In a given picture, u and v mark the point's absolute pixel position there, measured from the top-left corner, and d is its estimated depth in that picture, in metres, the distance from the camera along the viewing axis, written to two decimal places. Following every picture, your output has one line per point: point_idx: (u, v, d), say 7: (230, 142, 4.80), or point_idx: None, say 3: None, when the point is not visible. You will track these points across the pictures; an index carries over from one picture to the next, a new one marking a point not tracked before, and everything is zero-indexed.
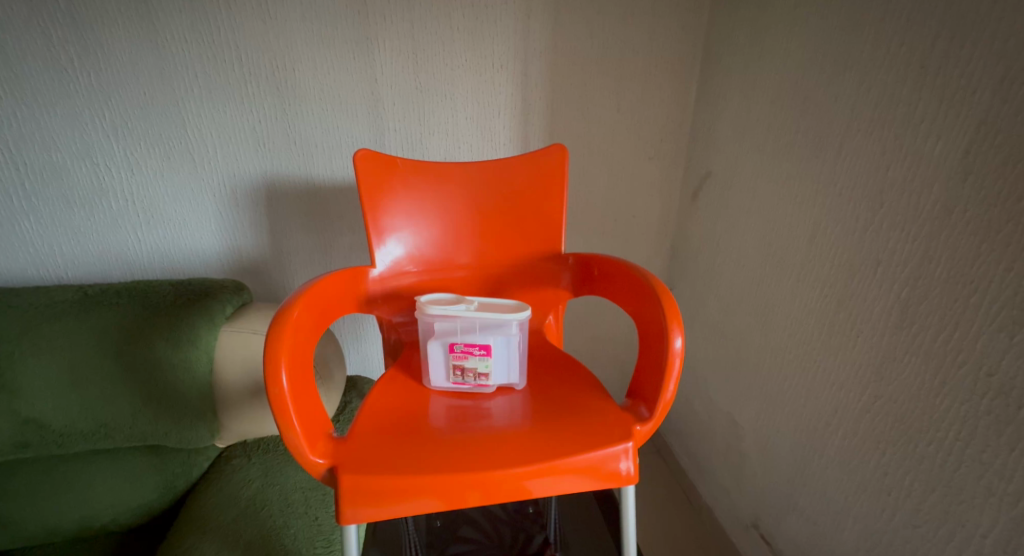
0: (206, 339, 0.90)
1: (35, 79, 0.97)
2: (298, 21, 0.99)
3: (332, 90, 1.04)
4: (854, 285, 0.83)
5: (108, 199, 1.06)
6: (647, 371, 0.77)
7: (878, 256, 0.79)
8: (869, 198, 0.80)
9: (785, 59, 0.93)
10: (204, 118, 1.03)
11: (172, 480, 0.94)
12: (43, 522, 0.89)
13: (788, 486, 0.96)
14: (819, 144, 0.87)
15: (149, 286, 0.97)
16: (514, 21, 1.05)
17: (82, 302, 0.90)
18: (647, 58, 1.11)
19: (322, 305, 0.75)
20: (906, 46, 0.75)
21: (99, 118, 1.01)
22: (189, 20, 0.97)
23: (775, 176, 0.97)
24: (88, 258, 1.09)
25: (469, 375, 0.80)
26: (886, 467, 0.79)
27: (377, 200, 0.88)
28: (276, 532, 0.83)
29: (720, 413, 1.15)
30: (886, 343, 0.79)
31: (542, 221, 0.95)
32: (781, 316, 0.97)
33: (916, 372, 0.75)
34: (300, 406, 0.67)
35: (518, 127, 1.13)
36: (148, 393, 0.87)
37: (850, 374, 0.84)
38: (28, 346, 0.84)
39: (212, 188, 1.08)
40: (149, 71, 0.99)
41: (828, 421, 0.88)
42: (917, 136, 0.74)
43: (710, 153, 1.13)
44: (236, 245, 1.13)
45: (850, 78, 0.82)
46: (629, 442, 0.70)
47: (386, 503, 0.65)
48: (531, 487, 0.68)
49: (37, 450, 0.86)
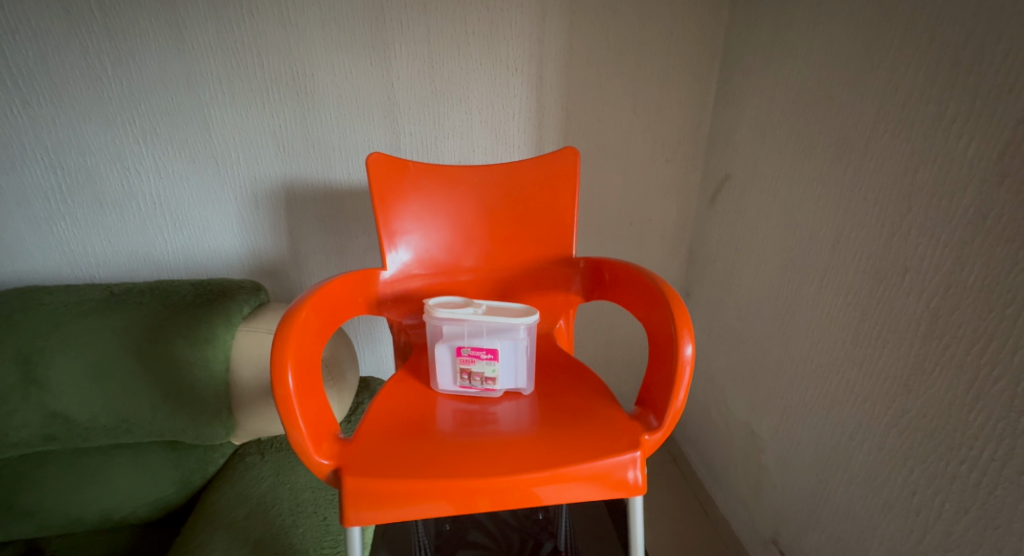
0: (223, 338, 0.92)
1: (72, 86, 1.02)
2: (317, 27, 1.01)
3: (350, 94, 1.05)
4: (880, 294, 0.79)
5: (138, 202, 1.10)
6: (656, 379, 0.75)
7: (905, 262, 0.76)
8: (897, 202, 0.76)
9: (807, 58, 0.90)
10: (227, 123, 1.06)
11: (189, 475, 0.96)
12: (67, 512, 0.92)
13: (809, 501, 0.92)
14: (843, 145, 0.84)
15: (171, 286, 1.00)
16: (529, 24, 1.04)
17: (106, 301, 0.94)
18: (665, 58, 1.09)
19: (331, 307, 0.76)
20: (937, 42, 0.71)
21: (130, 124, 1.05)
22: (215, 28, 1.00)
23: (796, 180, 0.93)
24: (118, 259, 1.14)
25: (476, 380, 0.80)
26: (914, 486, 0.75)
27: (388, 202, 0.89)
28: (285, 531, 0.84)
29: (738, 423, 1.11)
30: (915, 355, 0.75)
31: (553, 224, 0.94)
32: (803, 324, 0.93)
33: (946, 385, 0.72)
34: (306, 407, 0.68)
35: (533, 130, 1.12)
36: (168, 390, 0.90)
37: (876, 386, 0.80)
38: (57, 342, 0.88)
39: (235, 191, 1.11)
40: (176, 78, 1.02)
41: (852, 435, 0.84)
42: (948, 137, 0.70)
43: (729, 155, 1.10)
44: (255, 246, 1.15)
45: (877, 76, 0.79)
46: (637, 451, 0.69)
47: (390, 506, 0.65)
48: (536, 495, 0.67)
49: (63, 442, 0.89)
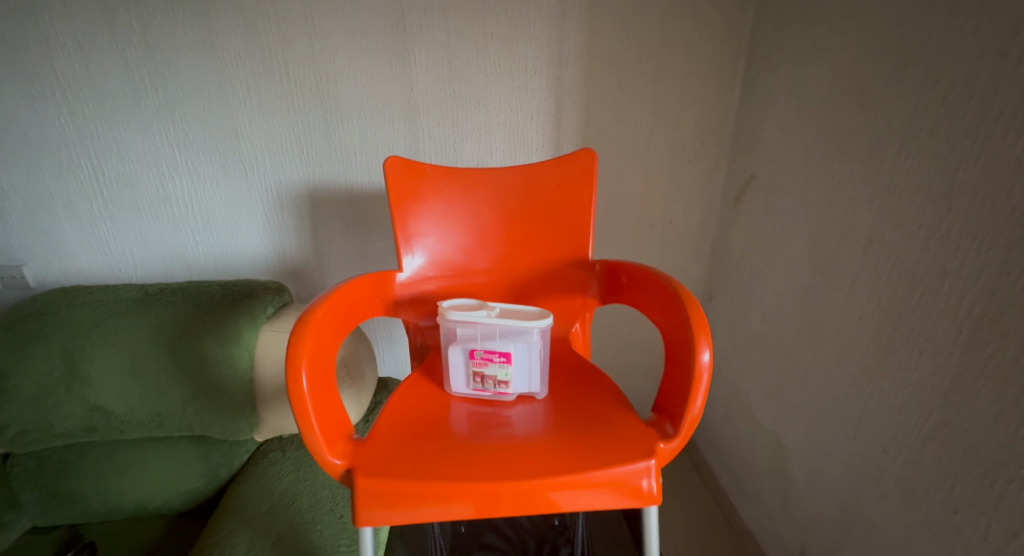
0: (248, 337, 0.95)
1: (114, 97, 1.07)
2: (340, 35, 1.03)
3: (371, 100, 1.07)
4: (916, 300, 0.75)
5: (172, 206, 1.15)
6: (673, 386, 0.73)
7: (945, 266, 0.72)
8: (935, 202, 0.72)
9: (837, 53, 0.86)
10: (254, 129, 1.09)
11: (215, 469, 0.99)
12: (104, 501, 0.96)
13: (839, 517, 0.88)
14: (875, 144, 0.80)
15: (201, 286, 1.04)
16: (549, 25, 1.03)
17: (141, 300, 0.99)
18: (688, 57, 1.07)
19: (347, 308, 0.77)
20: (982, 33, 0.67)
21: (165, 132, 1.09)
22: (244, 39, 1.03)
23: (824, 180, 0.89)
24: (154, 260, 1.19)
25: (489, 383, 0.79)
26: (956, 504, 0.71)
27: (405, 206, 0.90)
28: (304, 527, 0.86)
29: (764, 432, 1.08)
30: (955, 365, 0.71)
31: (570, 227, 0.93)
32: (831, 330, 0.89)
33: (990, 397, 0.67)
34: (320, 408, 0.69)
35: (551, 132, 1.11)
36: (196, 387, 0.93)
37: (912, 396, 0.76)
38: (97, 339, 0.93)
39: (261, 195, 1.14)
40: (209, 87, 1.06)
41: (885, 448, 0.80)
42: (993, 133, 0.66)
43: (755, 154, 1.07)
44: (279, 248, 1.19)
45: (913, 70, 0.74)
46: (652, 460, 0.67)
47: (402, 507, 0.65)
48: (549, 501, 0.66)
49: (102, 434, 0.94)
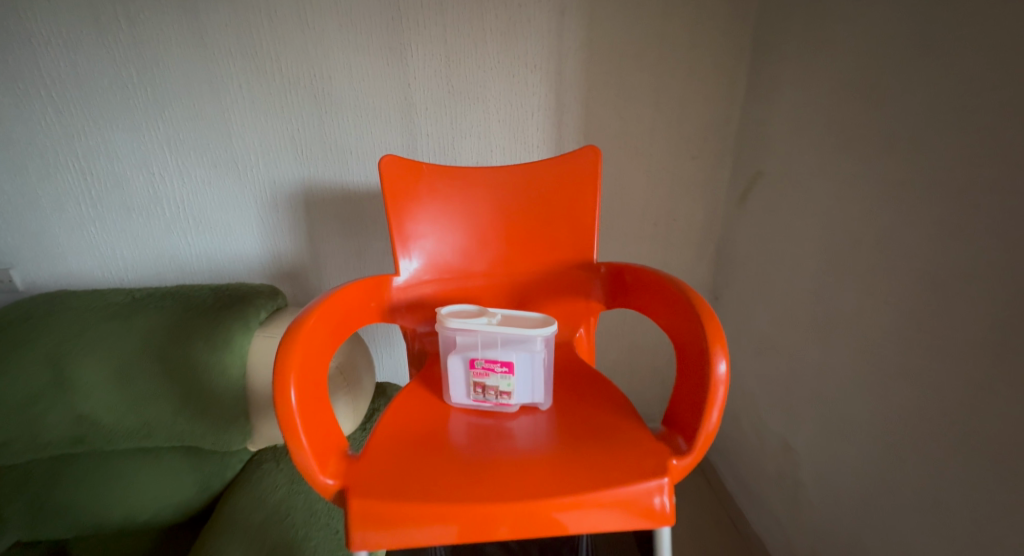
0: (240, 343, 0.91)
1: (101, 94, 1.03)
2: (335, 30, 0.99)
3: (367, 97, 1.03)
4: (934, 302, 0.71)
5: (163, 206, 1.11)
6: (685, 398, 0.69)
7: (965, 267, 0.67)
8: (955, 199, 0.68)
9: (850, 43, 0.82)
10: (246, 128, 1.05)
11: (207, 479, 0.96)
12: (91, 514, 0.93)
13: (852, 527, 0.84)
14: (889, 139, 0.76)
15: (191, 289, 1.00)
16: (548, 18, 0.99)
17: (130, 305, 0.95)
18: (693, 50, 1.02)
19: (340, 316, 0.74)
20: (1004, 18, 0.63)
21: (155, 130, 1.06)
22: (235, 35, 0.99)
23: (835, 176, 0.85)
24: (145, 262, 1.15)
25: (490, 393, 0.76)
26: (978, 518, 0.67)
27: (401, 206, 0.86)
28: (299, 542, 0.82)
29: (773, 438, 1.04)
30: (977, 371, 0.67)
31: (573, 228, 0.89)
32: (841, 334, 0.85)
33: (1015, 406, 0.63)
34: (311, 424, 0.65)
35: (552, 129, 1.07)
36: (186, 395, 0.90)
37: (930, 404, 0.72)
38: (84, 346, 0.90)
39: (255, 196, 1.10)
40: (199, 83, 1.02)
41: (902, 457, 0.76)
42: (1016, 124, 0.62)
43: (762, 150, 1.02)
44: (274, 249, 1.15)
45: (931, 60, 0.70)
46: (665, 478, 0.63)
47: (398, 529, 0.62)
48: (555, 522, 0.62)
49: (89, 445, 0.91)
